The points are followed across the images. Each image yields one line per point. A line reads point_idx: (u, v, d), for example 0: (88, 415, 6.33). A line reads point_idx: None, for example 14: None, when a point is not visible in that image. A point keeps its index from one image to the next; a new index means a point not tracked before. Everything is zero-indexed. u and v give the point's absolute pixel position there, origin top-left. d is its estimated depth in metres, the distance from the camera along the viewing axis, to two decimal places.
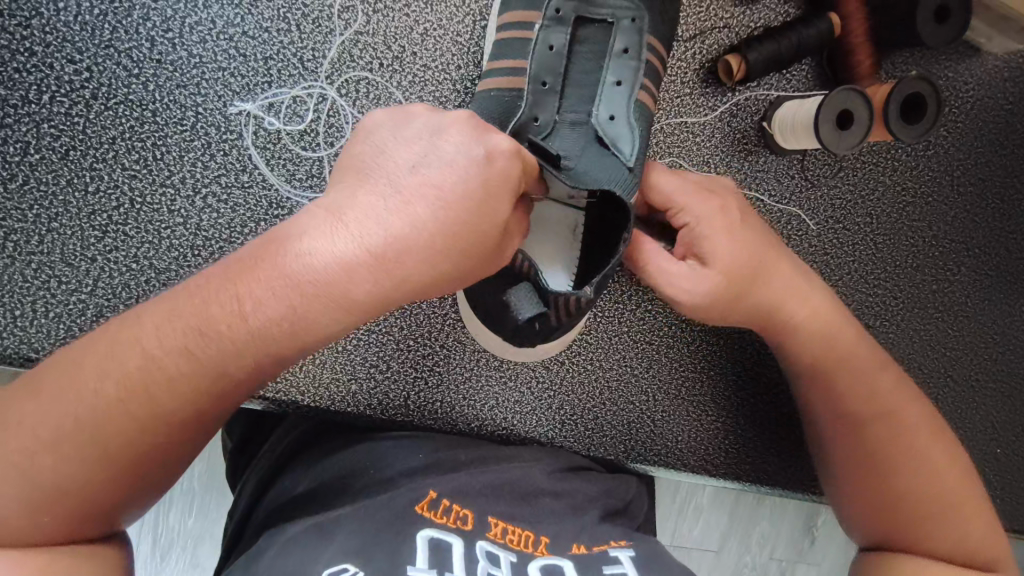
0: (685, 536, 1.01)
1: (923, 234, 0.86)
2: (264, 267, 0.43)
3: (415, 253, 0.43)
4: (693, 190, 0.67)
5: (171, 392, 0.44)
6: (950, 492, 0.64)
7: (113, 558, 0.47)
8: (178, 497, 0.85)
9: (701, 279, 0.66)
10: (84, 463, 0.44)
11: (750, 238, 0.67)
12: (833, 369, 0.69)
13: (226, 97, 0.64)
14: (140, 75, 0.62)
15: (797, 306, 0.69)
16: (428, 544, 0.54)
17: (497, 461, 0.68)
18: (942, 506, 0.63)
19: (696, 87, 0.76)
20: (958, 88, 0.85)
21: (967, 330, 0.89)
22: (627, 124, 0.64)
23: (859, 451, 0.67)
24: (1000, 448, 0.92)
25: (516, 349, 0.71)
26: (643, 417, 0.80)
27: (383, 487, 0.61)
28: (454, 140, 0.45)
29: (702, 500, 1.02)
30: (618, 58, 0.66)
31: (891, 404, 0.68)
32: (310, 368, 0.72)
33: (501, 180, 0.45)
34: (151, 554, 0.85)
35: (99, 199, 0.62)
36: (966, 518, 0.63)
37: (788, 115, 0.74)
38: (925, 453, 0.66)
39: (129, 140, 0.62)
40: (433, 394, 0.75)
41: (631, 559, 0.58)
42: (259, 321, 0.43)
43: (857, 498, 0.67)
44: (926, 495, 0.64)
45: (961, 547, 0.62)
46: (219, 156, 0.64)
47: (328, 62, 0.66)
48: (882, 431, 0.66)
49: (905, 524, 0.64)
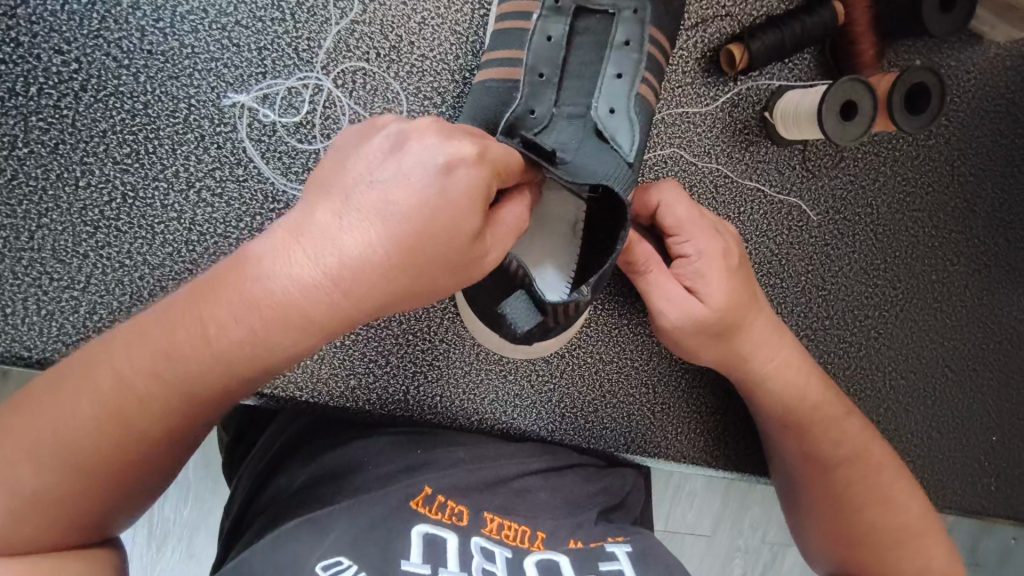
0: (678, 521, 1.02)
1: (923, 224, 0.86)
2: (230, 291, 0.42)
3: (377, 269, 0.42)
4: (696, 216, 0.68)
5: (139, 414, 0.43)
6: (914, 526, 0.65)
7: (103, 559, 0.48)
8: (172, 488, 0.84)
9: (696, 307, 0.65)
10: (59, 479, 0.43)
11: (741, 275, 0.68)
12: (798, 408, 0.69)
13: (219, 89, 0.62)
14: (131, 66, 0.61)
15: (775, 345, 0.69)
16: (423, 539, 0.55)
17: (496, 456, 0.68)
18: (900, 536, 0.65)
19: (698, 76, 0.75)
20: (960, 77, 0.84)
21: (965, 320, 0.90)
22: (627, 118, 0.63)
23: (823, 483, 0.68)
24: (995, 436, 0.93)
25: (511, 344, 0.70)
26: (642, 410, 0.80)
27: (380, 483, 0.61)
28: (418, 150, 0.43)
29: (696, 486, 1.02)
30: (618, 49, 0.66)
31: (857, 443, 0.69)
32: (309, 364, 0.71)
33: (466, 192, 0.43)
34: (147, 545, 0.85)
35: (90, 194, 0.60)
36: (926, 548, 0.65)
37: (792, 106, 0.73)
38: (886, 486, 0.67)
39: (120, 133, 0.61)
40: (433, 388, 0.74)
41: (626, 556, 0.59)
42: (222, 345, 0.42)
43: (820, 527, 0.68)
44: (886, 525, 0.65)
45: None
46: (213, 149, 0.62)
47: (324, 52, 0.64)
48: (844, 465, 0.68)
49: (871, 559, 0.65)
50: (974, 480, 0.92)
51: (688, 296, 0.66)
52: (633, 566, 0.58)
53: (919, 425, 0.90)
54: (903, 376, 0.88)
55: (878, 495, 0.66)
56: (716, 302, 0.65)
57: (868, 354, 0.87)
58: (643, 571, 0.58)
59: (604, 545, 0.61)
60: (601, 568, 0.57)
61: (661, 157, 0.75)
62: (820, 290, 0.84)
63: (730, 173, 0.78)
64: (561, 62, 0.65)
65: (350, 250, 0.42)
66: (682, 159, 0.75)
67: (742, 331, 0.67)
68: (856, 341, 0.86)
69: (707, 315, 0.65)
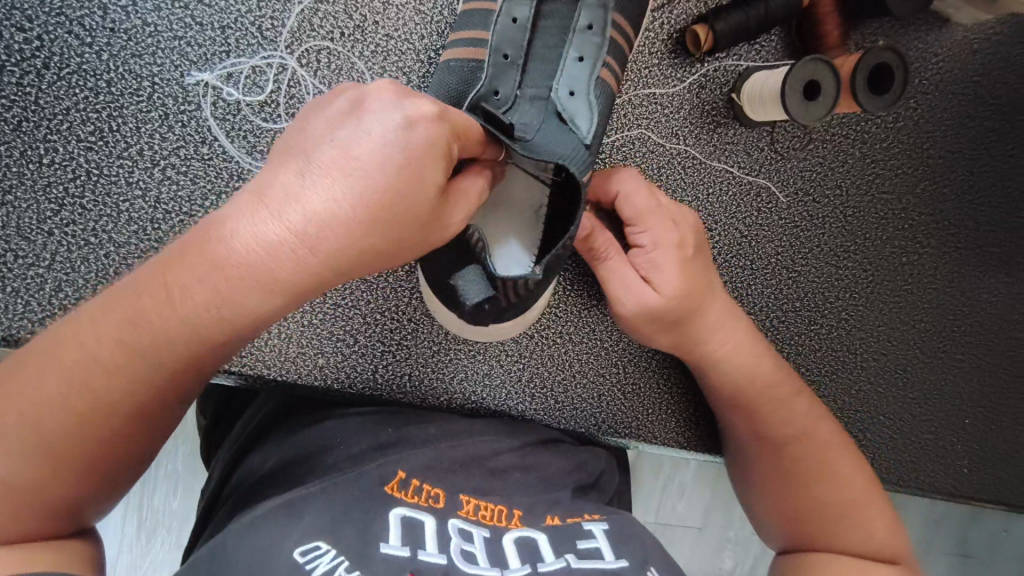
0: (666, 511, 1.07)
1: (892, 206, 0.87)
2: (191, 255, 0.43)
3: (340, 224, 0.42)
4: (654, 205, 0.68)
5: (110, 385, 0.44)
6: (856, 498, 0.66)
7: (81, 549, 0.47)
8: (163, 480, 0.90)
9: (649, 296, 0.67)
10: (37, 462, 0.43)
11: (697, 263, 0.69)
12: (749, 388, 0.72)
13: (183, 67, 0.63)
14: (93, 44, 0.61)
15: (728, 326, 0.71)
16: (401, 521, 0.54)
17: (468, 434, 0.69)
18: (847, 508, 0.66)
19: (665, 57, 0.76)
20: (927, 60, 0.85)
21: (936, 302, 0.90)
22: (586, 102, 0.64)
23: (772, 460, 0.70)
24: (969, 418, 0.94)
25: (460, 325, 0.69)
26: (613, 391, 0.81)
27: (352, 462, 0.61)
28: (377, 108, 0.43)
29: (683, 478, 1.08)
30: (580, 33, 0.67)
31: (805, 422, 0.71)
32: (277, 343, 0.71)
33: (428, 147, 0.44)
34: (138, 535, 0.90)
35: (54, 171, 0.61)
36: (871, 520, 0.65)
37: (757, 88, 0.73)
38: (830, 460, 0.69)
39: (84, 111, 0.61)
40: (402, 367, 0.75)
41: (604, 533, 0.59)
42: (188, 307, 0.43)
43: (772, 503, 0.69)
44: (832, 497, 0.66)
45: (868, 547, 0.63)
46: (177, 128, 0.63)
47: (288, 31, 0.64)
48: (791, 443, 0.70)
49: (818, 529, 0.65)
50: (948, 460, 0.93)
51: (642, 285, 0.67)
52: (611, 543, 0.58)
53: (891, 407, 0.90)
54: (874, 357, 0.89)
55: (821, 468, 0.68)
56: (671, 290, 0.67)
57: (839, 335, 0.87)
58: (621, 551, 0.57)
59: (581, 522, 0.60)
60: (579, 547, 0.57)
61: (628, 138, 0.76)
62: (790, 272, 0.84)
63: (697, 154, 0.78)
64: (526, 45, 0.66)
65: (310, 208, 0.41)
66: (649, 140, 0.76)
67: (696, 319, 0.69)
68: (827, 323, 0.87)
69: (660, 303, 0.67)
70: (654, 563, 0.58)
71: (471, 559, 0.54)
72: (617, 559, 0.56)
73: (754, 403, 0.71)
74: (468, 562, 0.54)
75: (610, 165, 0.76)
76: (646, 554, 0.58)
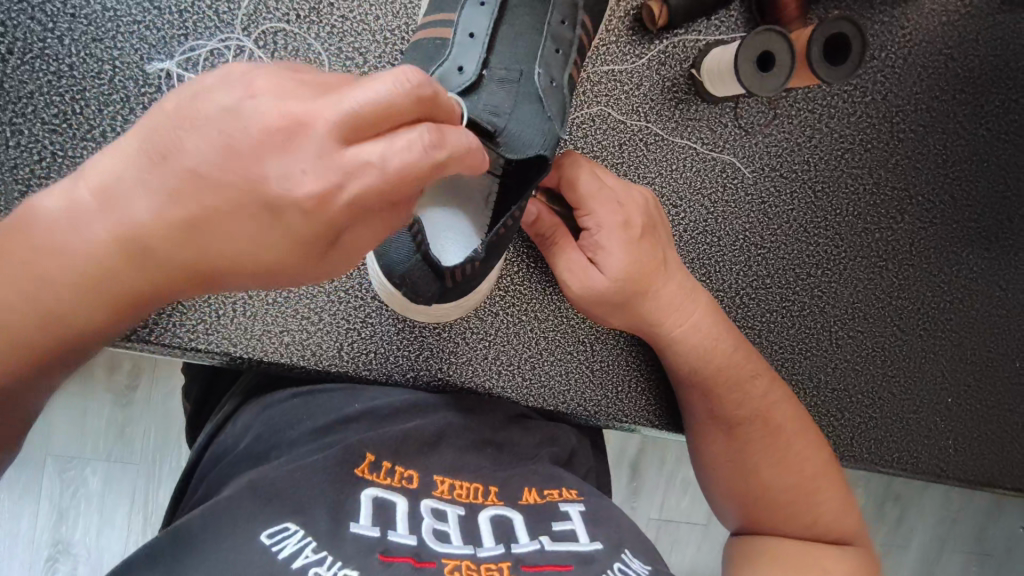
0: (672, 506, 1.14)
1: (862, 181, 0.86)
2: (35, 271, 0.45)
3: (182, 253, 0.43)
4: (600, 186, 0.69)
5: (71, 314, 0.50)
6: (809, 485, 0.69)
7: None
8: (166, 475, 0.94)
9: (596, 278, 0.69)
10: None
11: (645, 242, 0.69)
12: (716, 370, 0.71)
13: (143, 51, 0.66)
14: (55, 29, 0.64)
15: (683, 306, 0.71)
16: (373, 503, 0.55)
17: (436, 409, 0.69)
18: (802, 501, 0.69)
19: (622, 34, 0.77)
20: (894, 33, 0.85)
21: (912, 278, 0.89)
22: (561, 91, 0.68)
23: (734, 443, 0.71)
24: (952, 398, 0.93)
25: (416, 308, 0.68)
26: (581, 368, 0.81)
27: (318, 436, 0.63)
28: (354, 167, 0.38)
29: (687, 473, 1.14)
30: (555, 26, 0.69)
31: (760, 404, 0.71)
32: (241, 321, 0.72)
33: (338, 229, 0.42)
34: (142, 531, 0.93)
35: (20, 153, 0.63)
36: (823, 503, 0.69)
37: (714, 63, 0.74)
38: (790, 442, 0.71)
39: (47, 94, 0.64)
40: (367, 345, 0.75)
41: (579, 514, 0.60)
42: None
43: (727, 489, 0.71)
44: (791, 485, 0.69)
45: (829, 525, 0.69)
46: (139, 110, 0.66)
47: (244, 14, 0.68)
48: (753, 427, 0.71)
49: (776, 515, 0.69)
50: (934, 441, 0.92)
51: (588, 266, 0.69)
52: (586, 526, 0.59)
53: (870, 384, 0.89)
54: (850, 334, 0.88)
55: (778, 453, 0.70)
56: (616, 271, 0.68)
57: (813, 313, 0.87)
58: (594, 534, 0.58)
59: (557, 503, 0.61)
60: (553, 528, 0.58)
61: (588, 115, 0.77)
62: (759, 247, 0.84)
63: (660, 130, 0.79)
64: (491, 24, 0.67)
65: (184, 212, 0.41)
66: (609, 116, 0.77)
67: (645, 299, 0.70)
68: (799, 301, 0.86)
69: (607, 284, 0.68)
70: (629, 545, 0.58)
71: (444, 538, 0.55)
72: (591, 542, 0.57)
73: (723, 383, 0.71)
74: (439, 541, 0.55)
75: (572, 143, 0.77)
76: (621, 536, 0.59)
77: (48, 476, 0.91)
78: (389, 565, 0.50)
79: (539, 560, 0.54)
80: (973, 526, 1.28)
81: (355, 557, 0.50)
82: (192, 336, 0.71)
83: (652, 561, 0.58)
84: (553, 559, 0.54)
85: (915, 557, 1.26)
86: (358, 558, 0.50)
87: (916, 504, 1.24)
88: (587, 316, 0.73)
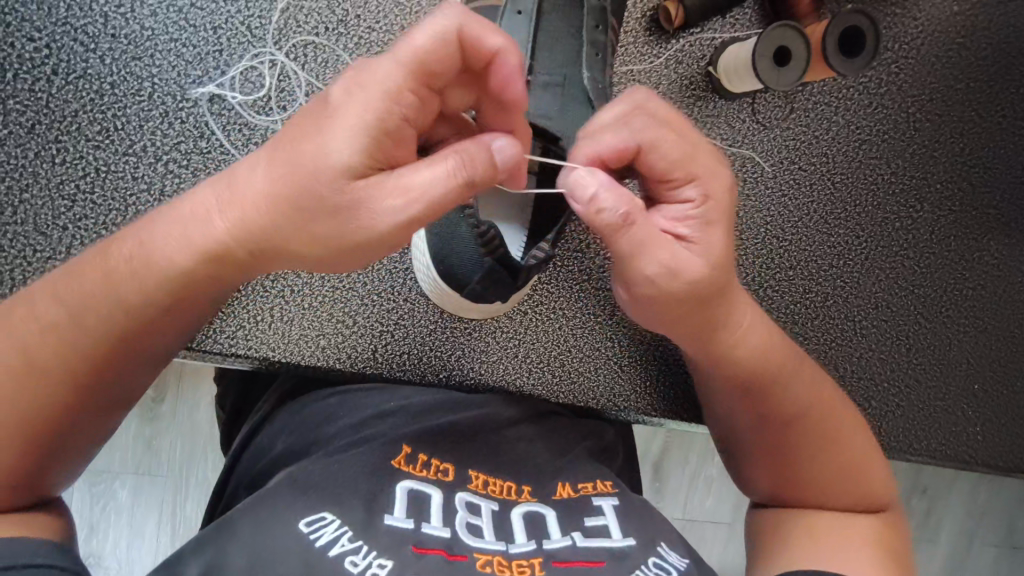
0: (697, 504, 1.14)
1: (881, 170, 0.88)
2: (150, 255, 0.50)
3: (272, 185, 0.47)
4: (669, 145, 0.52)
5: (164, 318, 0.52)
6: (849, 461, 0.65)
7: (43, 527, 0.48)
8: (195, 487, 0.95)
9: (691, 261, 0.52)
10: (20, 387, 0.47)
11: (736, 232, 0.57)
12: (750, 367, 0.63)
13: (180, 67, 0.69)
14: (97, 49, 0.67)
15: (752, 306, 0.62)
16: (408, 495, 0.56)
17: (468, 406, 0.70)
18: (844, 479, 0.64)
19: (640, 35, 0.79)
20: (906, 25, 0.86)
21: (934, 265, 0.90)
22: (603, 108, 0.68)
23: (768, 431, 0.65)
24: (978, 384, 0.92)
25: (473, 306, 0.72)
26: (608, 363, 0.83)
27: (354, 432, 0.64)
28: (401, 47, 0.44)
29: (712, 471, 1.15)
30: (591, 31, 0.70)
31: (801, 392, 0.65)
32: (278, 326, 0.74)
33: (381, 110, 0.44)
34: (171, 543, 0.95)
35: (66, 169, 0.66)
36: (863, 480, 0.64)
37: (731, 59, 0.76)
38: (833, 423, 0.65)
39: (90, 112, 0.67)
40: (399, 347, 0.77)
41: (613, 509, 0.59)
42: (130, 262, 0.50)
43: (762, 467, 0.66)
44: (835, 467, 0.64)
45: (866, 498, 0.64)
46: (177, 124, 0.69)
47: (275, 28, 0.71)
48: (790, 414, 0.64)
49: (811, 494, 0.64)
50: (964, 429, 0.91)
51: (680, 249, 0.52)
52: (619, 521, 0.59)
53: (895, 372, 0.90)
54: (874, 322, 0.89)
55: (819, 438, 0.65)
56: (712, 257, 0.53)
57: (836, 303, 0.88)
58: (627, 526, 0.58)
59: (591, 497, 0.61)
60: (586, 525, 0.57)
61: None
62: (780, 240, 0.85)
63: None
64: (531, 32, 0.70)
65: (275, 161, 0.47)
66: None
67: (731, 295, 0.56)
68: (822, 291, 0.87)
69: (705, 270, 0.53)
70: (664, 539, 0.58)
71: (477, 533, 0.55)
72: (625, 538, 0.56)
73: None
74: (473, 536, 0.55)
75: None
76: (655, 529, 0.59)
77: (79, 491, 0.93)
78: (422, 557, 0.51)
79: (571, 556, 0.54)
80: (1002, 518, 1.27)
81: (389, 547, 0.51)
82: (231, 341, 0.73)
83: (686, 554, 0.58)
84: (585, 556, 0.54)
85: (945, 550, 1.25)
86: (393, 548, 0.51)
87: (944, 497, 1.24)
88: (643, 307, 0.57)
